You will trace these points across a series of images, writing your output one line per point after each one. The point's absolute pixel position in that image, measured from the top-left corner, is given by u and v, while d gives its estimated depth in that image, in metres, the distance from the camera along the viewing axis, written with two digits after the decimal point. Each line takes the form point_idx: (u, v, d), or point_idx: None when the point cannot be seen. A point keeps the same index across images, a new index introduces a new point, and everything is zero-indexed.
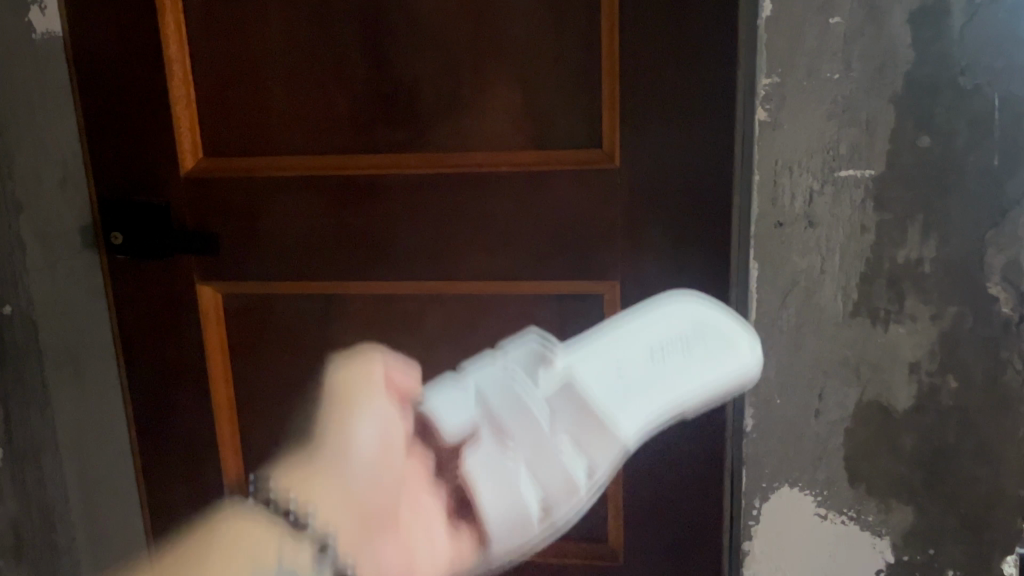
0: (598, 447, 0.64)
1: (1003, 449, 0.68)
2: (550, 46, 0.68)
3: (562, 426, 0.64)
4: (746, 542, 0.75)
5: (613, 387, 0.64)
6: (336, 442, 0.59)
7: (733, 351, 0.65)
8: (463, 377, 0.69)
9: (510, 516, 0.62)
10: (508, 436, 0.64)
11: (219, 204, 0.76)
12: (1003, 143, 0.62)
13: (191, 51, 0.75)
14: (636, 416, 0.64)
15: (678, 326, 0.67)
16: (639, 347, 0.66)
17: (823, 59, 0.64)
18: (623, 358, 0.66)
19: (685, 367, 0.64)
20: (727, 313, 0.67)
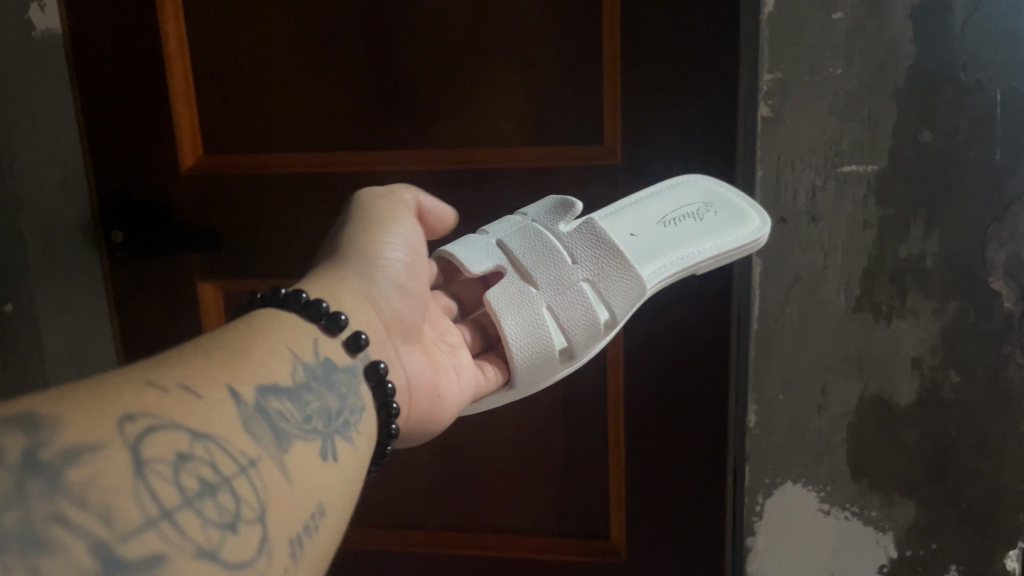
0: (617, 293, 0.62)
1: (1005, 443, 0.68)
2: (552, 41, 0.68)
3: (583, 262, 0.63)
4: (749, 537, 0.76)
5: (631, 246, 0.64)
6: (364, 250, 0.57)
7: (738, 215, 0.65)
8: (491, 231, 0.66)
9: (531, 342, 0.59)
10: (531, 277, 0.62)
11: (219, 201, 0.76)
12: (1005, 138, 0.62)
13: (190, 48, 0.75)
14: (650, 261, 0.64)
15: (691, 196, 0.67)
16: (651, 216, 0.66)
17: (825, 54, 0.64)
18: (638, 228, 0.66)
19: (693, 223, 0.65)
20: (732, 197, 0.66)
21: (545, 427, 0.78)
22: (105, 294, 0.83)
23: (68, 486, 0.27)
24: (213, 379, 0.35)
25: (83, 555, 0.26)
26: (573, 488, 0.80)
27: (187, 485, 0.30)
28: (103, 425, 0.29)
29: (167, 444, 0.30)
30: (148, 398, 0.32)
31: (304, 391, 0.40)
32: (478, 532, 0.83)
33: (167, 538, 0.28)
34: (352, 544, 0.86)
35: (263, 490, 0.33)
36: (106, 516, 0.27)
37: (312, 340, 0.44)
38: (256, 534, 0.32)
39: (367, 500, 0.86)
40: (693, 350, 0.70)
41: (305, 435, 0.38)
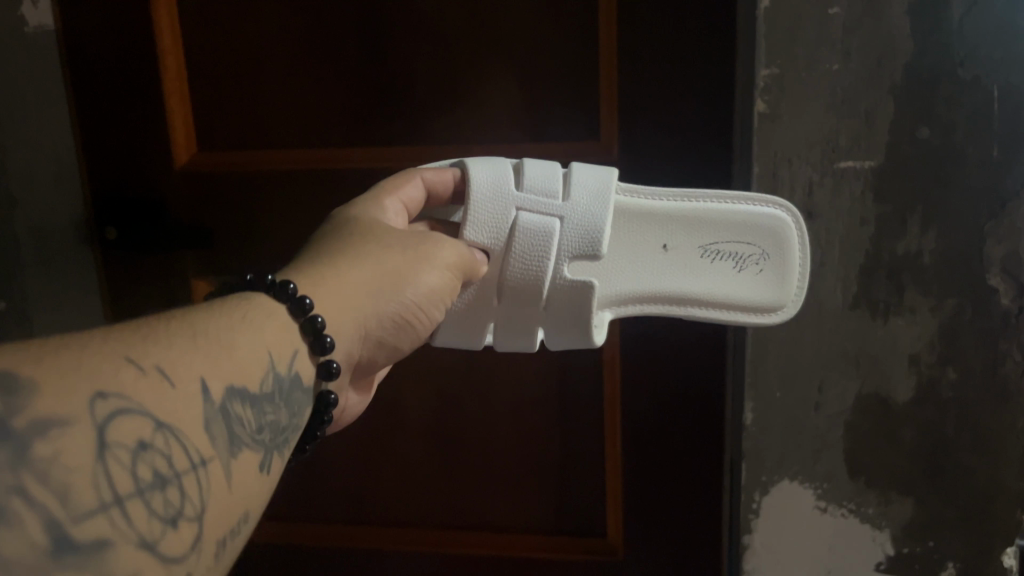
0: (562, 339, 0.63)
1: (1003, 440, 0.68)
2: (547, 37, 0.67)
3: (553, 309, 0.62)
4: (746, 536, 0.75)
5: (652, 256, 0.64)
6: (388, 298, 0.52)
7: (781, 284, 0.64)
8: (523, 194, 0.60)
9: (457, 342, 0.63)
10: (501, 295, 0.61)
11: (213, 198, 0.76)
12: (1003, 134, 0.62)
13: (184, 44, 0.74)
14: (639, 283, 0.64)
15: (757, 236, 0.64)
16: (697, 233, 0.63)
17: (822, 50, 0.63)
18: (674, 240, 0.63)
19: (732, 268, 0.64)
20: (798, 268, 0.64)
21: (542, 424, 0.78)
22: (100, 290, 0.83)
23: (34, 460, 0.28)
24: (192, 367, 0.35)
25: (36, 532, 0.28)
26: (569, 485, 0.79)
27: (143, 476, 0.31)
28: (78, 400, 0.30)
29: (132, 431, 0.31)
30: (126, 378, 0.32)
31: (266, 401, 0.40)
32: (474, 530, 0.83)
33: (116, 525, 0.30)
34: (346, 543, 0.86)
35: (207, 495, 0.34)
36: (64, 497, 0.29)
37: (292, 349, 0.43)
38: (192, 535, 0.33)
39: (359, 500, 0.85)
40: (688, 345, 0.70)
41: (254, 445, 0.38)
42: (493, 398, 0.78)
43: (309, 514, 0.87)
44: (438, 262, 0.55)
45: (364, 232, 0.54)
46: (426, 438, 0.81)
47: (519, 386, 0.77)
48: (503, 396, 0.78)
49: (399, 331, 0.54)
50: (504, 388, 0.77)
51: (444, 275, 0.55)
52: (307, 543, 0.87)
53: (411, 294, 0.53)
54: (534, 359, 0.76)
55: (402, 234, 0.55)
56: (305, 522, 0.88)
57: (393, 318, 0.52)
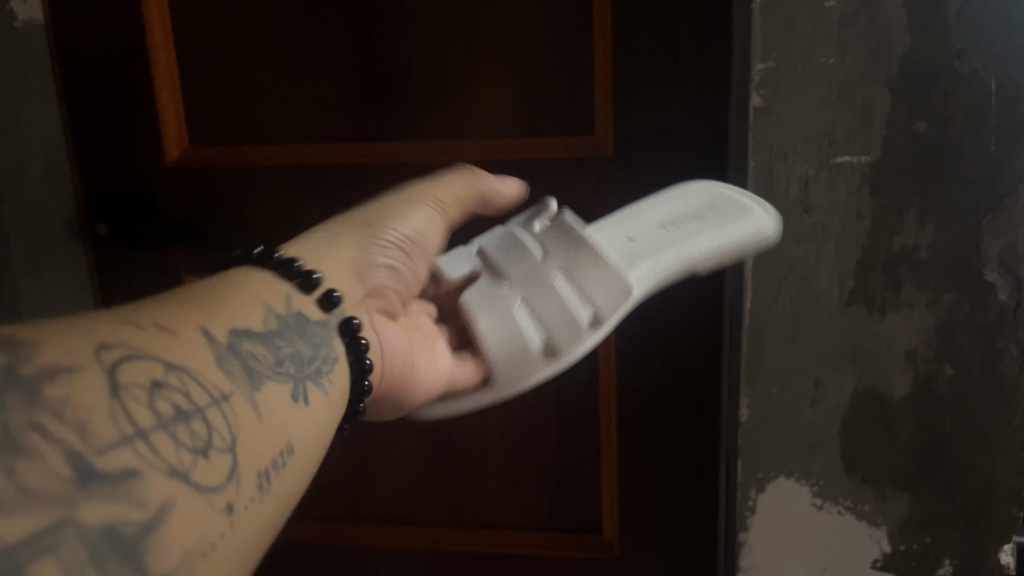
0: (599, 286, 0.58)
1: (1001, 436, 0.68)
2: (541, 29, 0.66)
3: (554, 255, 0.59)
4: (743, 533, 0.74)
5: (622, 248, 0.61)
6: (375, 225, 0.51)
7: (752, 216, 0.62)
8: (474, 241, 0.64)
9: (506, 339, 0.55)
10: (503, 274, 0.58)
11: (206, 194, 0.75)
12: (1000, 128, 0.61)
13: (175, 37, 0.73)
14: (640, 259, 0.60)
15: (706, 195, 0.64)
16: (649, 221, 0.63)
17: (818, 44, 0.63)
18: (635, 234, 0.62)
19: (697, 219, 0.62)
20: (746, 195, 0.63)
21: (537, 420, 0.77)
22: (90, 287, 0.82)
23: (49, 402, 0.26)
24: (189, 318, 0.34)
25: (61, 465, 0.25)
26: (564, 482, 0.79)
27: (162, 411, 0.29)
28: (79, 350, 0.28)
29: (143, 372, 0.29)
30: (125, 332, 0.30)
31: (278, 335, 0.39)
32: (471, 527, 0.83)
33: (141, 456, 0.27)
34: (339, 540, 0.86)
35: (235, 426, 0.32)
36: (83, 431, 0.26)
37: (286, 294, 0.42)
38: (225, 464, 0.31)
39: (351, 497, 0.85)
40: (683, 334, 0.71)
41: (275, 377, 0.36)
42: None
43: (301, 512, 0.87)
44: (421, 198, 0.54)
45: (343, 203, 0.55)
46: (420, 435, 0.80)
47: None
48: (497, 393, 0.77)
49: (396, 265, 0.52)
50: None
51: (429, 213, 0.54)
52: (302, 539, 0.87)
53: (393, 228, 0.52)
54: None
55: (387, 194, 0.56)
56: (297, 520, 0.87)
57: (387, 249, 0.51)
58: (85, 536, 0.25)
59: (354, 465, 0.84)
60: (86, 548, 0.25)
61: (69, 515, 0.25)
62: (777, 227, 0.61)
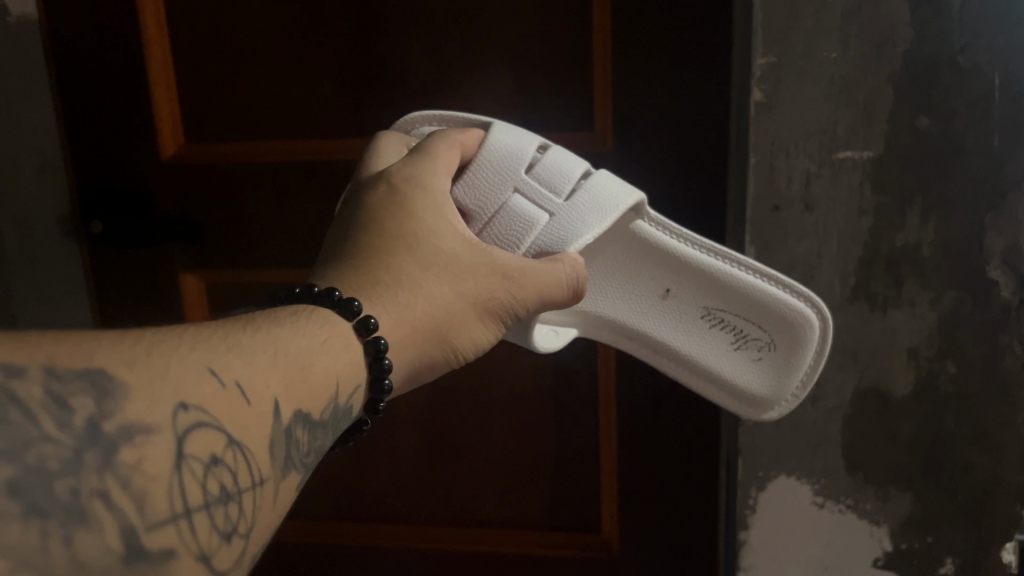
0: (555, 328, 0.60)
1: (1004, 435, 0.67)
2: (539, 25, 0.66)
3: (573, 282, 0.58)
4: (743, 532, 0.73)
5: (649, 296, 0.60)
6: (448, 335, 0.44)
7: (782, 381, 0.60)
8: (571, 205, 0.54)
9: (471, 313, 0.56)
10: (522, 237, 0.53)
11: (202, 190, 0.75)
12: (1003, 123, 0.61)
13: (169, 32, 0.72)
14: (640, 325, 0.61)
15: (793, 329, 0.59)
16: (704, 295, 0.60)
17: (820, 38, 0.62)
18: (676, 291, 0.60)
19: (728, 341, 0.61)
20: (801, 372, 0.60)
21: (536, 419, 0.77)
22: (86, 285, 0.81)
23: (118, 465, 0.27)
24: (268, 384, 0.33)
25: (113, 535, 0.26)
26: (564, 480, 0.79)
27: (210, 491, 0.29)
28: (161, 405, 0.28)
29: (208, 446, 0.29)
30: (207, 390, 0.30)
31: (324, 425, 0.37)
32: (469, 527, 0.83)
33: (183, 535, 0.28)
34: (335, 541, 0.85)
35: (259, 515, 0.32)
36: (141, 501, 0.27)
37: (355, 381, 0.39)
38: (242, 552, 0.31)
39: (348, 497, 0.84)
40: None
41: (299, 469, 0.35)
42: (484, 394, 0.77)
43: (299, 511, 0.86)
44: (505, 303, 0.46)
45: (432, 245, 0.44)
46: (417, 433, 0.80)
47: (511, 382, 0.76)
48: (495, 392, 0.77)
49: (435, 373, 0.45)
50: (495, 383, 0.76)
51: (496, 321, 0.47)
52: (299, 539, 0.87)
53: (458, 338, 0.44)
54: (526, 354, 0.75)
55: (480, 263, 0.45)
56: (294, 520, 0.87)
57: (436, 362, 0.44)
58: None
59: (351, 465, 0.83)
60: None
61: None
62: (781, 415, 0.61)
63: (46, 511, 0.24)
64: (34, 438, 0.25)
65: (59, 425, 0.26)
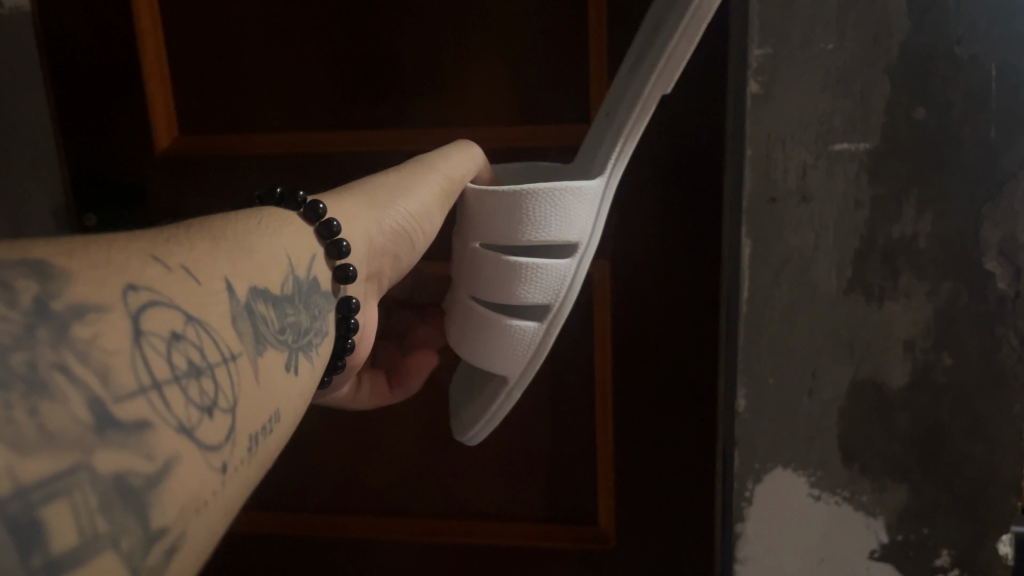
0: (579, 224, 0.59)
1: (999, 425, 0.68)
2: (536, 15, 0.65)
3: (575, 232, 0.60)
4: (738, 524, 0.73)
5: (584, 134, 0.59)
6: (398, 202, 0.51)
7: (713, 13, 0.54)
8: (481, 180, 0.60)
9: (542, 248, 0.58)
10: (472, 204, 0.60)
11: (196, 181, 0.75)
12: (999, 114, 0.61)
13: (162, 23, 0.72)
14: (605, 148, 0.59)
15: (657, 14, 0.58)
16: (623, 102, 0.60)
17: (815, 29, 0.62)
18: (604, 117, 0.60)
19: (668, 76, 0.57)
20: None
21: (533, 411, 0.77)
22: None
23: (75, 341, 0.25)
24: (214, 267, 0.33)
25: (81, 408, 0.24)
26: (562, 475, 0.78)
27: (178, 364, 0.28)
28: (110, 287, 0.27)
29: (165, 321, 0.28)
30: (155, 272, 0.29)
31: (287, 302, 0.38)
32: (466, 519, 0.82)
33: (157, 409, 0.26)
34: (330, 534, 0.86)
35: (239, 390, 0.31)
36: (105, 375, 0.25)
37: (310, 255, 0.42)
38: (230, 426, 0.29)
39: (342, 490, 0.84)
40: (673, 323, 0.71)
41: (277, 345, 0.35)
42: None
43: (294, 504, 0.86)
44: (432, 173, 0.54)
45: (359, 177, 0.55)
46: (414, 424, 0.79)
47: None
48: None
49: (400, 245, 0.51)
50: None
51: (438, 187, 0.54)
52: (296, 531, 0.87)
53: (401, 204, 0.51)
54: None
55: (395, 169, 0.55)
56: (288, 513, 0.87)
57: (396, 228, 0.50)
58: (98, 483, 0.23)
59: (346, 460, 0.83)
60: (98, 497, 0.23)
61: (85, 460, 0.23)
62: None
63: (7, 382, 0.22)
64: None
65: (7, 303, 0.24)
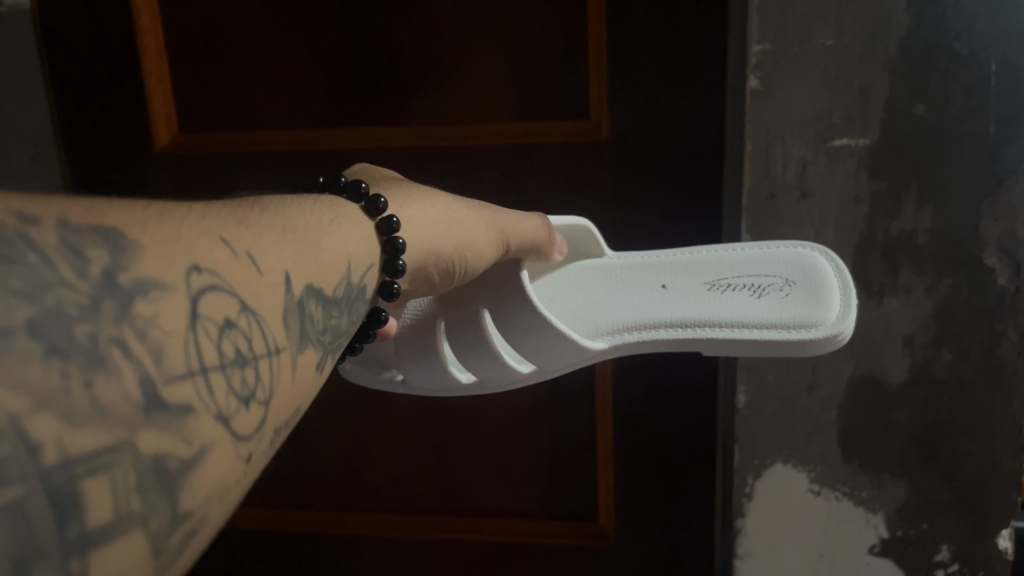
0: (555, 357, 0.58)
1: (999, 422, 0.68)
2: (536, 10, 0.65)
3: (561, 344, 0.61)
4: (738, 519, 0.76)
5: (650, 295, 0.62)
6: (448, 232, 0.48)
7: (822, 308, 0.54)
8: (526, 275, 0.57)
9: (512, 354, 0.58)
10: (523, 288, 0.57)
11: (193, 177, 0.75)
12: (999, 109, 0.61)
13: (162, 21, 0.72)
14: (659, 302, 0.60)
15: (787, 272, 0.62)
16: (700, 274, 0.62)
17: (814, 25, 0.63)
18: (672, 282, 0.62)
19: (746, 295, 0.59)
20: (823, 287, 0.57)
21: (533, 410, 0.76)
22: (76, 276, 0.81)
23: (135, 317, 0.23)
24: (278, 255, 0.30)
25: (132, 384, 0.22)
26: (561, 474, 0.78)
27: (226, 350, 0.25)
28: (173, 262, 0.24)
29: (220, 305, 0.26)
30: (218, 255, 0.27)
31: (332, 302, 0.35)
32: (466, 515, 0.82)
33: (201, 395, 0.24)
34: (330, 530, 0.86)
35: (278, 386, 0.28)
36: (158, 354, 0.23)
37: (365, 264, 0.39)
38: (261, 421, 0.27)
39: (342, 488, 0.84)
40: None
41: (316, 345, 0.32)
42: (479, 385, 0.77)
43: (292, 501, 0.87)
44: (489, 218, 0.53)
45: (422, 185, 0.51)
46: (413, 422, 0.79)
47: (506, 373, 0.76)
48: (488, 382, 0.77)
49: (440, 273, 0.49)
50: None
51: (492, 233, 0.52)
52: (297, 530, 0.87)
53: (455, 238, 0.48)
54: None
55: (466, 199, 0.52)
56: (286, 509, 0.87)
57: (443, 259, 0.48)
58: (140, 464, 0.21)
59: (345, 458, 0.83)
60: (138, 480, 0.21)
61: (130, 440, 0.21)
62: (847, 327, 0.52)
63: (65, 352, 0.20)
64: (51, 282, 0.21)
65: (77, 270, 0.22)
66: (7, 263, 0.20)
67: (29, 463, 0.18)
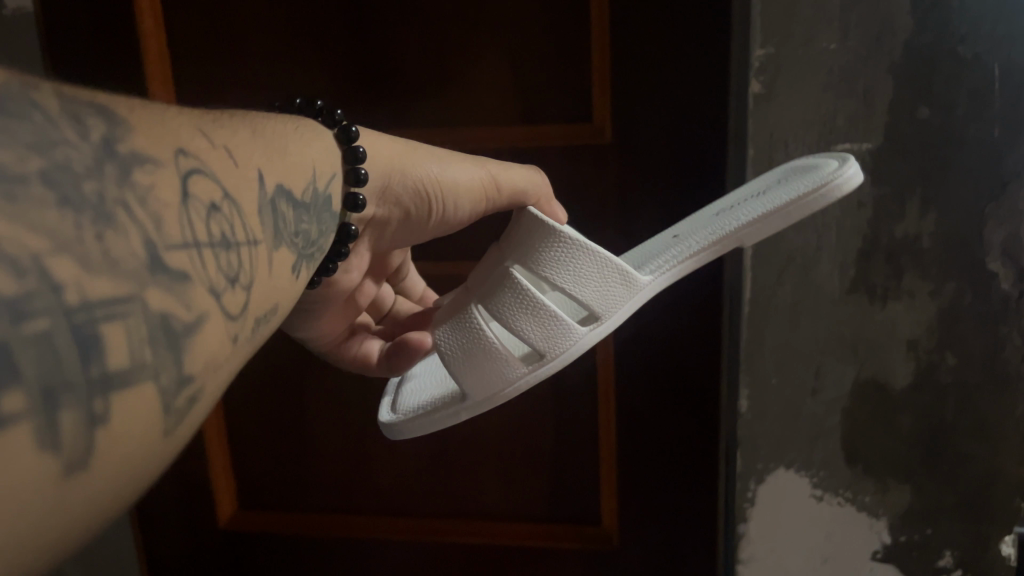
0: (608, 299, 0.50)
1: (1004, 427, 0.67)
2: (539, 13, 0.65)
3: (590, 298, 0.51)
4: (743, 524, 0.75)
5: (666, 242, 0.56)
6: (415, 164, 0.49)
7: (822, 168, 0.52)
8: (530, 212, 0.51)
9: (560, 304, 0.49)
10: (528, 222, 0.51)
11: None
12: (1004, 113, 0.61)
13: (166, 24, 0.72)
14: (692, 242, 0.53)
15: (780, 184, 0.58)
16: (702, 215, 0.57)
17: (818, 28, 0.62)
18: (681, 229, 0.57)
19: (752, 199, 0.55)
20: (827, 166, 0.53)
21: (535, 413, 0.76)
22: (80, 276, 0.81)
23: (135, 185, 0.24)
24: (251, 158, 0.33)
25: (137, 243, 0.23)
26: (563, 478, 0.78)
27: (213, 231, 0.27)
28: (162, 147, 0.26)
29: (206, 190, 0.28)
30: (199, 144, 0.29)
31: (303, 210, 0.38)
32: (468, 518, 0.82)
33: (195, 264, 0.25)
34: (331, 531, 0.86)
35: (258, 271, 0.31)
36: (157, 221, 0.24)
37: (330, 174, 0.42)
38: (244, 304, 0.29)
39: (344, 490, 0.84)
40: (676, 331, 0.69)
41: (290, 247, 0.35)
42: None
43: (293, 503, 0.87)
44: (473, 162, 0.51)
45: None
46: None
47: None
48: None
49: (416, 205, 0.49)
50: None
51: (477, 177, 0.51)
52: (299, 534, 0.87)
53: (424, 169, 0.49)
54: None
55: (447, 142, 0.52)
56: (287, 510, 0.87)
57: (413, 188, 0.49)
58: (149, 317, 0.22)
59: (346, 460, 0.83)
60: (147, 328, 0.22)
61: (140, 293, 0.22)
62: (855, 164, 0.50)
63: (76, 204, 0.21)
64: (56, 140, 0.22)
65: (78, 135, 0.23)
66: (16, 119, 0.21)
67: (52, 298, 0.19)
